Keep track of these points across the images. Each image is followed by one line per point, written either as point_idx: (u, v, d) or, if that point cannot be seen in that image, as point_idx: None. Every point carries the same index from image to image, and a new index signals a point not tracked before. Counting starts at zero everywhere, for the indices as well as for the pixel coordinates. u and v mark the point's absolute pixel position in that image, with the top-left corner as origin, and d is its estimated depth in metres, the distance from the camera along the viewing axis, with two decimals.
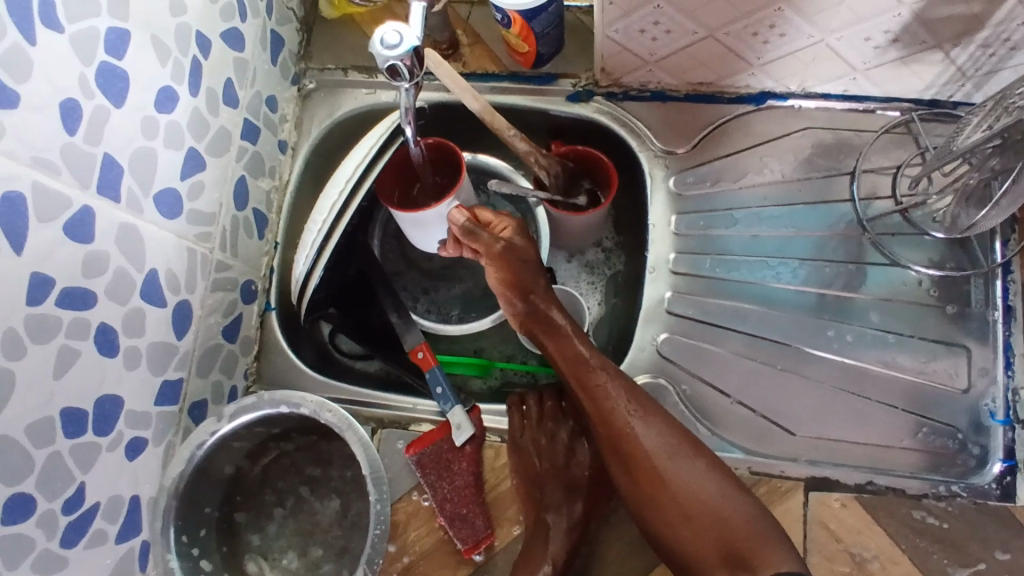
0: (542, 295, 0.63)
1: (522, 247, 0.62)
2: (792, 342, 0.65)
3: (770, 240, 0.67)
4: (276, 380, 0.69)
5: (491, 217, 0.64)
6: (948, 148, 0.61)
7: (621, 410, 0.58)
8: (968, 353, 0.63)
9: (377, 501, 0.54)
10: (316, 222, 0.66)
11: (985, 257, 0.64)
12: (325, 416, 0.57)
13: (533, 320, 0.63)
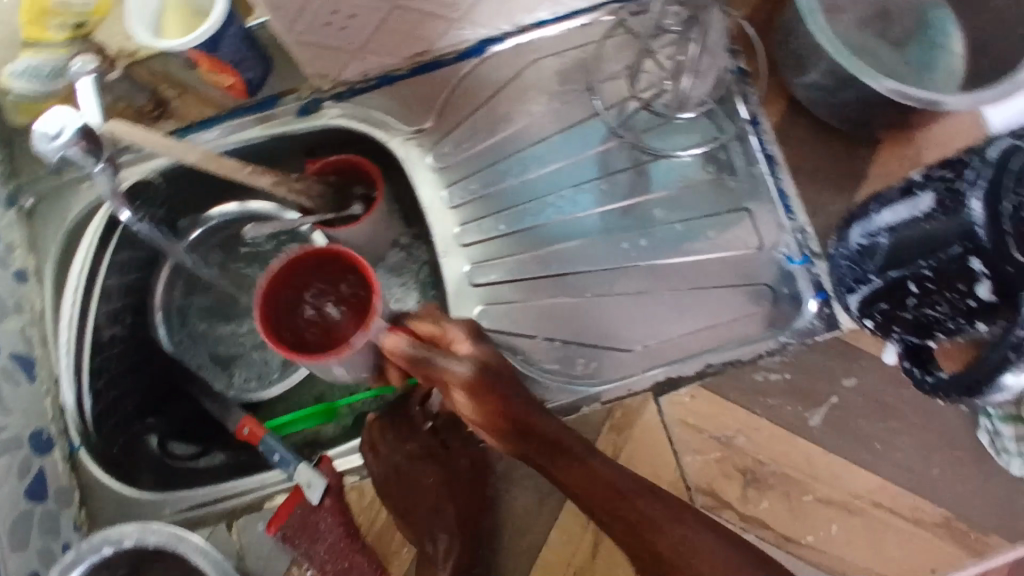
0: (520, 406, 0.52)
1: (482, 373, 0.52)
2: (597, 266, 0.65)
3: (541, 179, 0.67)
4: (114, 517, 0.62)
5: (433, 330, 0.54)
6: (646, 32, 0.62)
7: (649, 515, 0.48)
8: (751, 214, 0.65)
9: None
10: (62, 342, 0.63)
11: (733, 120, 0.66)
12: (151, 539, 0.53)
13: (524, 441, 0.52)
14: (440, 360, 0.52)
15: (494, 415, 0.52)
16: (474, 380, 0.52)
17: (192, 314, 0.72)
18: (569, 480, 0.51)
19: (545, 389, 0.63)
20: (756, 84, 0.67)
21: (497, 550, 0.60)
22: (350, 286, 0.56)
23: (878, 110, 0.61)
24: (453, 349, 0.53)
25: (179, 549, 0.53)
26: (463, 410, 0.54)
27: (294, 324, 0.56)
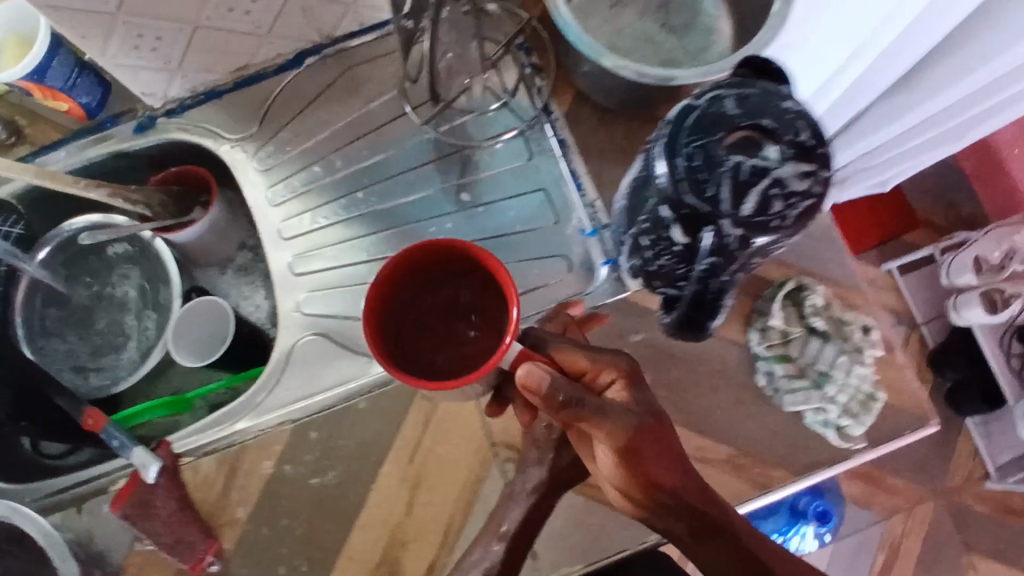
0: (678, 478, 0.47)
1: (649, 422, 0.47)
2: (407, 247, 0.72)
3: (358, 174, 0.74)
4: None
5: (585, 363, 0.48)
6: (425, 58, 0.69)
7: (748, 543, 0.47)
8: (546, 193, 0.71)
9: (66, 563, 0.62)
10: None
11: (530, 110, 0.73)
12: None
13: (661, 465, 0.46)
14: (599, 403, 0.44)
15: (634, 483, 0.46)
16: (621, 438, 0.45)
17: (47, 322, 0.76)
18: (685, 523, 0.47)
19: (360, 364, 0.70)
20: (547, 76, 0.73)
21: (321, 514, 0.66)
22: (463, 298, 0.45)
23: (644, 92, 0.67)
24: (604, 383, 0.48)
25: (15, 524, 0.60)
26: (604, 464, 0.47)
27: (424, 340, 0.44)
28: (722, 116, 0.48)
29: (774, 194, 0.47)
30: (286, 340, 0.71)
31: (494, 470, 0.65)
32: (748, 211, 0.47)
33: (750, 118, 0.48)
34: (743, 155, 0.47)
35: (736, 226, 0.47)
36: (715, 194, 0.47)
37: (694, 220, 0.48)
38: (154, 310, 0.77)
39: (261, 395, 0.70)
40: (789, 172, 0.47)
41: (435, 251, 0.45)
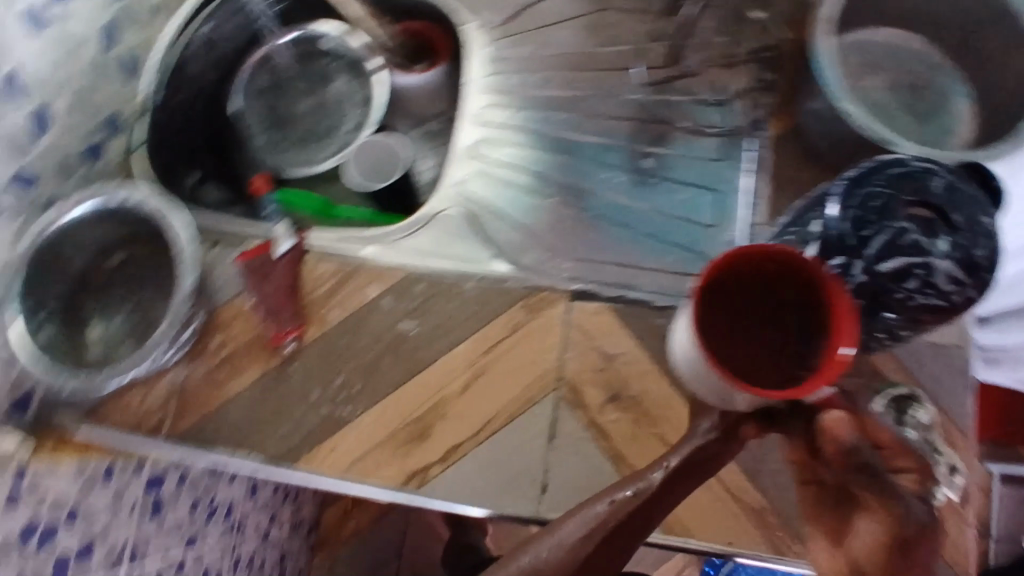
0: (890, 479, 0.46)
1: (930, 524, 0.43)
2: (574, 180, 0.77)
3: (568, 99, 0.79)
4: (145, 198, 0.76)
5: (889, 438, 0.49)
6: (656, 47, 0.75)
7: None
8: (720, 195, 0.73)
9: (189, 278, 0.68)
10: (157, 61, 0.78)
11: (742, 118, 0.75)
12: (150, 202, 0.70)
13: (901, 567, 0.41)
14: (879, 471, 0.46)
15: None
16: (896, 530, 0.42)
17: (260, 94, 0.87)
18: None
19: (485, 254, 0.74)
20: (776, 97, 0.75)
21: (390, 353, 0.72)
22: (772, 328, 0.57)
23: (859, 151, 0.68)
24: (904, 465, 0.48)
25: (168, 217, 0.69)
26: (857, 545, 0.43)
27: (745, 348, 0.57)
28: (922, 186, 0.56)
29: (919, 274, 0.55)
30: (436, 204, 0.76)
31: (548, 401, 0.69)
32: (886, 266, 0.55)
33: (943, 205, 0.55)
34: (918, 229, 0.55)
35: (864, 270, 0.56)
36: (875, 245, 0.55)
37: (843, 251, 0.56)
38: (349, 124, 0.85)
39: (398, 235, 0.76)
40: (938, 264, 0.54)
41: (756, 260, 0.54)
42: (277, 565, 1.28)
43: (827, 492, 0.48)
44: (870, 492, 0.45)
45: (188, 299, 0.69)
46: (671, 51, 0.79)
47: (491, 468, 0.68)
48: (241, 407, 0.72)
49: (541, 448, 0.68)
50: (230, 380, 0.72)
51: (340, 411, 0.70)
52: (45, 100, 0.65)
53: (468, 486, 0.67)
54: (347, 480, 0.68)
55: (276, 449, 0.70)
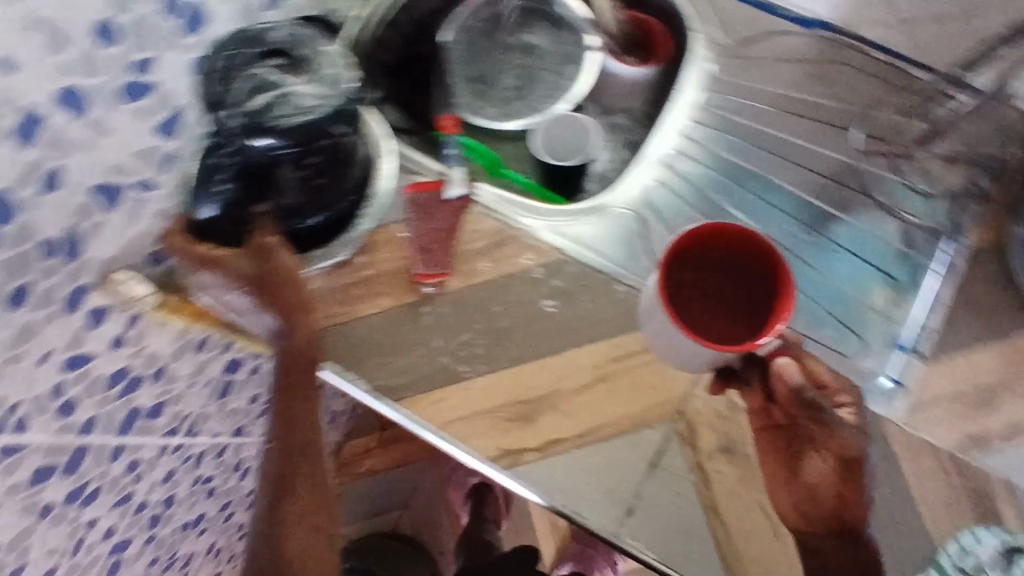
0: (825, 435, 0.60)
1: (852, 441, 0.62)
2: (756, 222, 0.75)
3: (771, 139, 0.77)
4: None
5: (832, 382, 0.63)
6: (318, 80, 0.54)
7: (803, 492, 0.62)
8: (898, 288, 0.72)
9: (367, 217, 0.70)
10: None
11: (944, 218, 0.73)
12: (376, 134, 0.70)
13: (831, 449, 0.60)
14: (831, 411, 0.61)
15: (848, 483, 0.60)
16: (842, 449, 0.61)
17: (466, 31, 0.83)
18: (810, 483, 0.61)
19: (645, 269, 0.73)
20: (985, 209, 0.73)
21: (525, 328, 0.71)
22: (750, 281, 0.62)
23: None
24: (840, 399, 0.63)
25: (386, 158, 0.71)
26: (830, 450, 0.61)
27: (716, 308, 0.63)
28: (306, 63, 0.54)
29: (303, 114, 0.52)
30: (612, 199, 0.76)
31: (661, 429, 0.68)
32: (253, 107, 0.51)
33: (349, 145, 0.62)
34: (271, 70, 0.53)
35: (237, 118, 0.51)
36: (327, 142, 0.54)
37: (318, 134, 0.53)
38: (545, 92, 0.83)
39: (565, 218, 0.75)
40: (267, 91, 0.52)
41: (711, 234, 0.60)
42: None
43: (781, 432, 0.64)
44: (826, 430, 0.61)
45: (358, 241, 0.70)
46: (892, 126, 0.75)
47: (586, 473, 0.68)
48: (364, 331, 0.71)
49: (640, 472, 0.67)
50: (363, 299, 0.71)
51: (458, 367, 0.70)
52: None
53: (560, 481, 0.67)
54: (445, 436, 0.68)
55: (385, 381, 0.69)
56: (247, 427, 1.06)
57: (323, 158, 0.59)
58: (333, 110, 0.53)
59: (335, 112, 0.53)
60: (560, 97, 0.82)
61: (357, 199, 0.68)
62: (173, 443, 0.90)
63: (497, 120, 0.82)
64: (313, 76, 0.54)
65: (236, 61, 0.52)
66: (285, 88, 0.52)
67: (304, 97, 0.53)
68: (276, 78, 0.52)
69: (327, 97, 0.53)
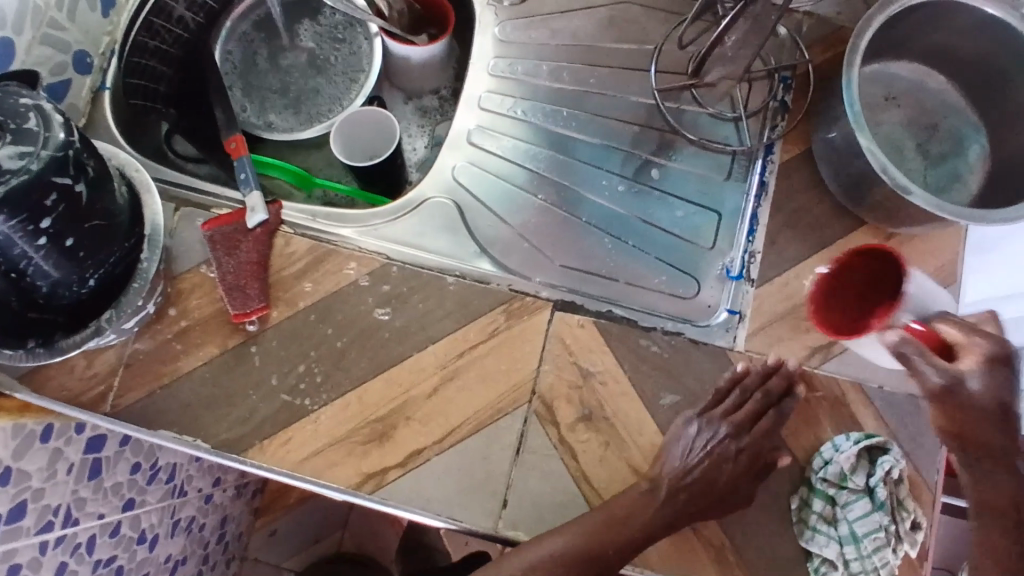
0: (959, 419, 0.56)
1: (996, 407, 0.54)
2: (571, 183, 0.73)
3: (572, 94, 0.75)
4: (101, 134, 0.72)
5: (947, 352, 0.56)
6: (21, 138, 0.51)
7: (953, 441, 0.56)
8: (719, 219, 0.71)
9: (149, 260, 0.63)
10: None
11: (754, 139, 0.72)
12: (131, 174, 0.64)
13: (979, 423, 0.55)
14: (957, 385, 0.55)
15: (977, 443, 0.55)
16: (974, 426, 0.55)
17: (245, 44, 0.83)
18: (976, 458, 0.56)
19: (471, 251, 0.71)
20: (789, 121, 0.72)
21: (361, 345, 0.67)
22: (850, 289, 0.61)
23: (890, 198, 0.63)
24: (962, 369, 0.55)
25: (146, 196, 0.63)
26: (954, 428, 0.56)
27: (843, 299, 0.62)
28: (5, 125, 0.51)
29: (8, 177, 0.49)
30: (424, 190, 0.73)
31: (519, 413, 0.66)
32: None
33: (107, 193, 0.57)
34: None
35: None
36: (51, 198, 0.52)
37: (34, 195, 0.50)
38: (342, 84, 0.81)
39: (379, 221, 0.72)
40: None
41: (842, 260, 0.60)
42: (217, 528, 1.24)
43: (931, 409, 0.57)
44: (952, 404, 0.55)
45: (145, 286, 0.62)
46: (685, 59, 0.74)
47: (451, 476, 0.65)
48: (193, 388, 0.67)
49: (507, 461, 0.65)
50: (186, 355, 0.67)
51: (299, 402, 0.66)
52: (11, 31, 0.61)
53: (427, 493, 0.64)
54: (300, 475, 0.65)
55: (227, 435, 0.65)
56: (139, 497, 1.00)
57: (72, 219, 0.54)
58: (43, 161, 0.50)
59: (46, 164, 0.50)
60: (360, 81, 0.80)
61: (137, 241, 0.62)
62: (52, 538, 0.83)
63: (294, 127, 0.80)
64: (14, 135, 0.51)
65: None
66: None
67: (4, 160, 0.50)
68: None
69: (31, 152, 0.50)
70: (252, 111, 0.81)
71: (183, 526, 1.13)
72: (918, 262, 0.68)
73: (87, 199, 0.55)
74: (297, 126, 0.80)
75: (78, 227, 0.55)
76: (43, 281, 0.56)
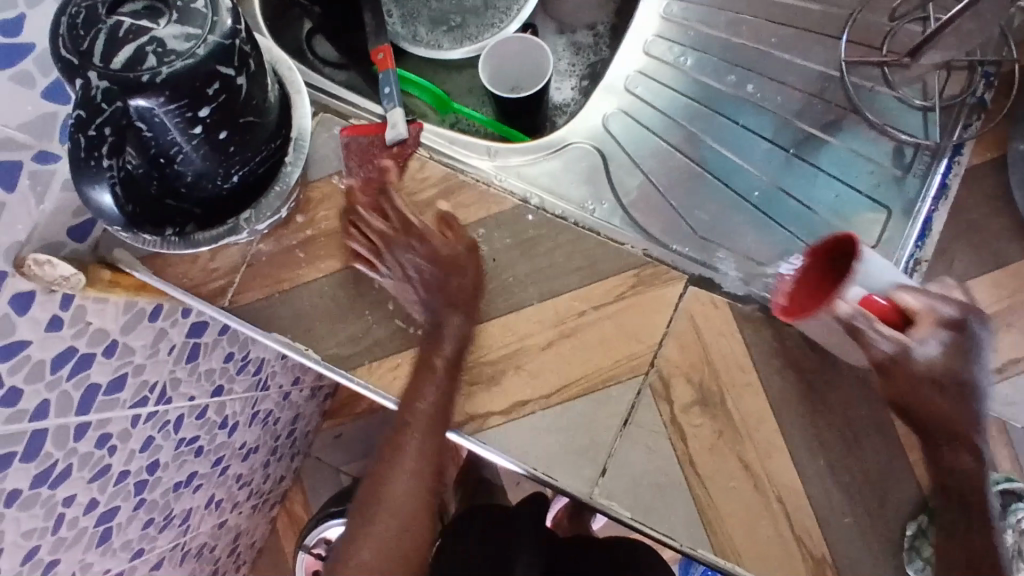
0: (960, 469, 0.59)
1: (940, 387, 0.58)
2: (725, 150, 0.68)
3: (746, 53, 0.69)
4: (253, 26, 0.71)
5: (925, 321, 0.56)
6: (188, 19, 0.48)
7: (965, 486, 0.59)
8: (888, 217, 0.64)
9: (291, 165, 0.62)
10: None
11: (942, 135, 0.65)
12: (283, 72, 0.61)
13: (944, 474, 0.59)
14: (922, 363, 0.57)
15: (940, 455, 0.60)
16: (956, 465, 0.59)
17: None
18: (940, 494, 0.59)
19: (610, 208, 0.67)
20: (985, 122, 0.65)
21: (482, 285, 0.65)
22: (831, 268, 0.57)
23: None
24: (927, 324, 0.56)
25: (296, 96, 0.61)
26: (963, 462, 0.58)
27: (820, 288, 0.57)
28: (173, 2, 0.48)
29: (176, 59, 0.47)
30: (568, 134, 0.70)
31: (633, 384, 0.63)
32: (116, 62, 0.46)
33: (259, 89, 0.55)
34: (133, 17, 0.47)
35: (101, 80, 0.46)
36: (211, 88, 0.50)
37: (198, 81, 0.48)
38: (501, 6, 0.75)
39: (519, 159, 0.69)
40: (129, 42, 0.46)
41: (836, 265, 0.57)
42: (288, 425, 1.28)
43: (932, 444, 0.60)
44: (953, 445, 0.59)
45: (285, 194, 0.62)
46: (883, 32, 0.67)
47: (553, 435, 0.63)
48: (309, 298, 0.66)
49: (613, 431, 0.62)
50: (306, 263, 0.67)
51: (412, 331, 0.65)
52: None
53: (527, 446, 0.63)
54: (403, 404, 0.64)
55: (336, 351, 0.65)
56: (226, 385, 1.03)
57: (224, 111, 0.52)
58: (210, 47, 0.48)
59: (212, 51, 0.48)
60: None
61: (279, 144, 0.60)
62: (145, 413, 0.85)
63: (439, 44, 0.76)
64: (182, 16, 0.48)
65: (88, 19, 0.46)
66: (150, 34, 0.47)
67: (173, 40, 0.47)
68: (142, 26, 0.47)
69: (198, 36, 0.48)
70: (398, 19, 0.76)
71: (260, 418, 1.17)
72: None
73: (243, 92, 0.53)
74: (442, 43, 0.76)
75: (232, 122, 0.54)
76: (188, 169, 0.55)
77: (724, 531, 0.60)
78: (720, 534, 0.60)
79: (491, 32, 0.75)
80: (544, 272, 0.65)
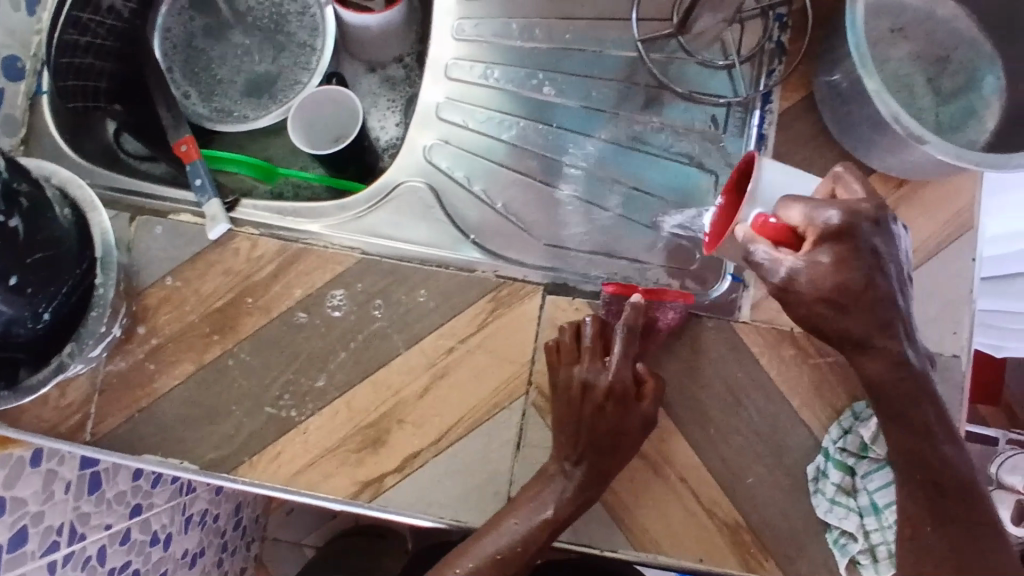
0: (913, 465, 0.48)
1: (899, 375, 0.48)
2: (550, 153, 0.68)
3: (546, 54, 0.69)
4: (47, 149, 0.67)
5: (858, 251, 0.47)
6: None
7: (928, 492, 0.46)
8: (716, 177, 0.66)
9: (103, 284, 0.59)
10: None
11: (749, 88, 0.66)
12: (73, 190, 0.58)
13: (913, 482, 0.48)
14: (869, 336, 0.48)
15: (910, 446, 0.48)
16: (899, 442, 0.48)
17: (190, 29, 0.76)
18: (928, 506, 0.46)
19: (453, 238, 0.66)
20: (788, 64, 0.65)
21: (344, 348, 0.64)
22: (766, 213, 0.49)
23: (896, 143, 0.58)
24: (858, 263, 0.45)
25: (87, 216, 0.58)
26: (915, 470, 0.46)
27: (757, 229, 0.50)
28: None
29: None
30: (395, 175, 0.68)
31: (517, 407, 0.62)
32: None
33: (45, 222, 0.53)
34: None
35: None
36: None
37: None
38: (299, 63, 0.74)
39: (352, 212, 0.67)
40: None
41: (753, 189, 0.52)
42: (232, 516, 1.24)
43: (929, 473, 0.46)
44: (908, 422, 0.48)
45: (106, 312, 0.58)
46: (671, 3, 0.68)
47: (450, 478, 0.62)
48: (173, 408, 0.63)
49: (508, 458, 0.62)
50: (161, 374, 0.64)
51: (285, 415, 0.63)
52: None
53: (428, 496, 0.61)
54: (294, 490, 0.62)
55: (212, 456, 0.62)
56: (145, 501, 0.98)
57: (10, 256, 0.49)
58: None
59: None
60: (320, 45, 0.74)
61: (86, 268, 0.58)
62: None
63: (247, 114, 0.74)
64: None
65: None
66: None
67: None
68: None
69: None
70: (201, 100, 0.75)
71: (197, 521, 1.13)
72: (935, 211, 0.63)
73: (24, 232, 0.50)
74: (251, 112, 0.74)
75: (21, 263, 0.50)
76: None
77: (637, 525, 0.60)
78: (634, 529, 0.60)
79: (296, 89, 0.74)
80: (402, 320, 0.64)
